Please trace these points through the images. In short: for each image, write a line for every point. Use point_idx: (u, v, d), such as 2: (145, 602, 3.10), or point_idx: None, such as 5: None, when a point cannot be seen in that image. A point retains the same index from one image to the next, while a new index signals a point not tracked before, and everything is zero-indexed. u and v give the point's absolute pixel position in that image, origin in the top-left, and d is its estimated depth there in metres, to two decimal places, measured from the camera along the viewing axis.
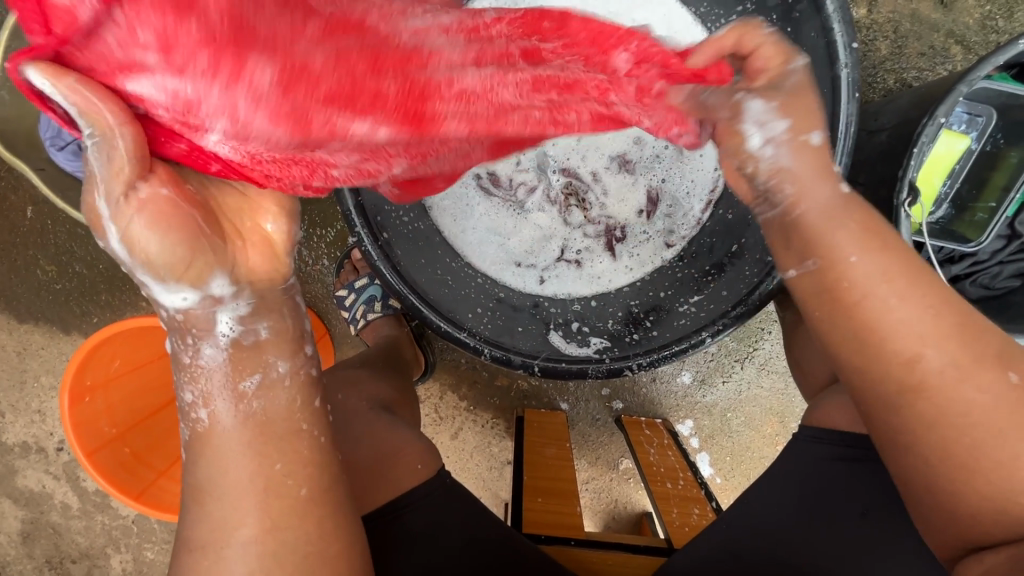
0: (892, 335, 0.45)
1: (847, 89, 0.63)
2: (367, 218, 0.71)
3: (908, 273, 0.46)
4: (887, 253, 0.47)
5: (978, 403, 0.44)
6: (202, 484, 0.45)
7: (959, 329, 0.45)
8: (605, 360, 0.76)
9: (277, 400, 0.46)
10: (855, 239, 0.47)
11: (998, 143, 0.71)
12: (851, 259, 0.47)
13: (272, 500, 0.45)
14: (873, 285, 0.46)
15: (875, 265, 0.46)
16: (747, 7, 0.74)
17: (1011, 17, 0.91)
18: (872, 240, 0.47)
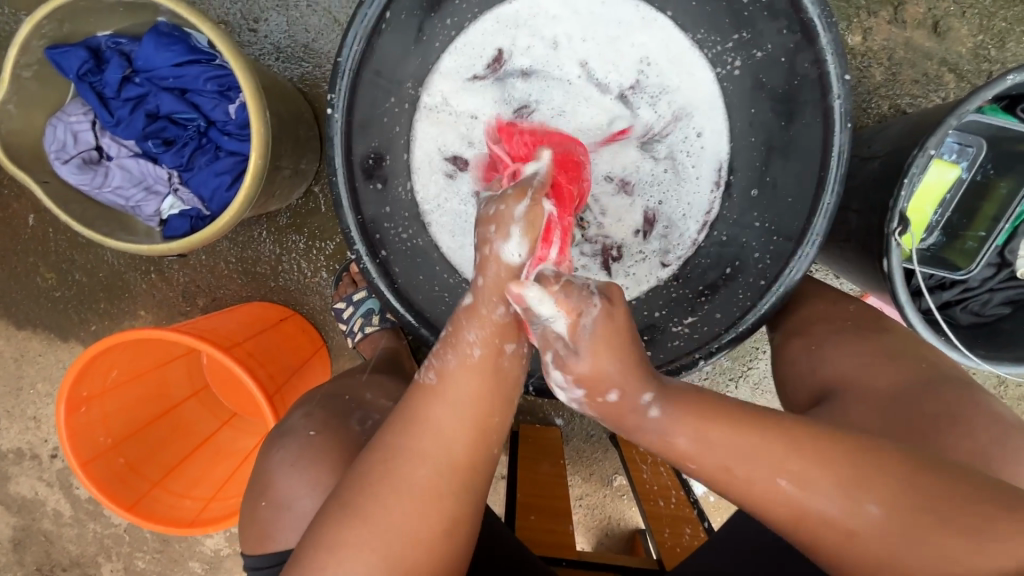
0: (750, 485, 0.50)
1: (840, 119, 0.64)
2: (366, 235, 0.72)
3: (735, 433, 0.51)
4: (693, 421, 0.52)
5: (859, 528, 0.47)
6: (419, 414, 0.54)
7: (802, 456, 0.49)
8: None
9: (507, 368, 0.56)
10: (673, 419, 0.53)
11: (987, 173, 0.72)
12: (674, 440, 0.52)
13: (467, 453, 0.53)
14: (708, 456, 0.51)
15: (698, 437, 0.52)
16: (743, 35, 0.74)
17: (1003, 47, 0.92)
18: (683, 409, 0.53)
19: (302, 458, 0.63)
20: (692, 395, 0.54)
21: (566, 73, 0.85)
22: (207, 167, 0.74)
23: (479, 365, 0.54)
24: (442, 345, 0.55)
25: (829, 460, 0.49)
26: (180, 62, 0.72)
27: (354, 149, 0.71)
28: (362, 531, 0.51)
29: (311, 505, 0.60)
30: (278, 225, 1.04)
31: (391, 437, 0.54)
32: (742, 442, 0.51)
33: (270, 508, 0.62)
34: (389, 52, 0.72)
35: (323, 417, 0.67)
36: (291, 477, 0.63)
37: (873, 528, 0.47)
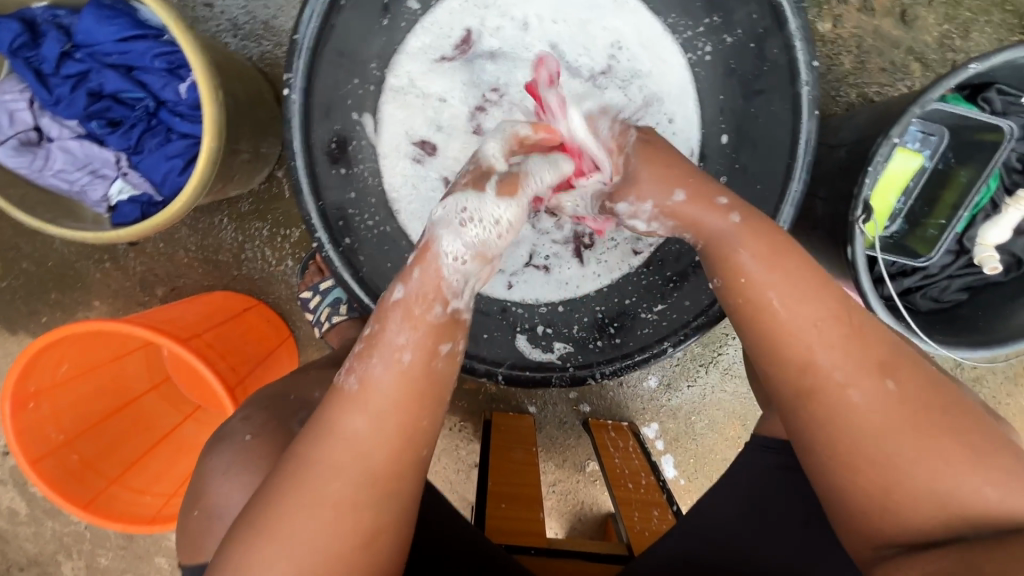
0: (785, 341, 0.53)
1: (807, 106, 0.64)
2: (328, 223, 0.69)
3: (796, 281, 0.53)
4: (763, 247, 0.56)
5: (858, 400, 0.51)
6: (332, 411, 0.50)
7: (847, 339, 0.52)
8: (568, 368, 0.76)
9: (403, 381, 0.50)
10: (750, 245, 0.56)
11: (949, 162, 0.73)
12: (741, 262, 0.56)
13: (384, 466, 0.49)
14: (764, 293, 0.54)
15: (758, 252, 0.55)
16: (714, 20, 0.73)
17: (967, 36, 0.94)
18: (761, 244, 0.56)
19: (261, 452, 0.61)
20: (764, 236, 0.56)
21: (537, 56, 0.83)
22: (157, 150, 0.70)
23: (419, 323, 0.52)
24: (365, 344, 0.52)
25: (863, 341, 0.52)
26: (124, 37, 0.67)
27: (314, 132, 0.68)
28: (264, 548, 0.46)
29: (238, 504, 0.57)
30: (239, 211, 1.00)
31: (303, 443, 0.49)
32: (802, 288, 0.53)
33: (203, 518, 0.58)
34: (353, 30, 0.69)
35: (262, 418, 0.62)
36: (223, 484, 0.59)
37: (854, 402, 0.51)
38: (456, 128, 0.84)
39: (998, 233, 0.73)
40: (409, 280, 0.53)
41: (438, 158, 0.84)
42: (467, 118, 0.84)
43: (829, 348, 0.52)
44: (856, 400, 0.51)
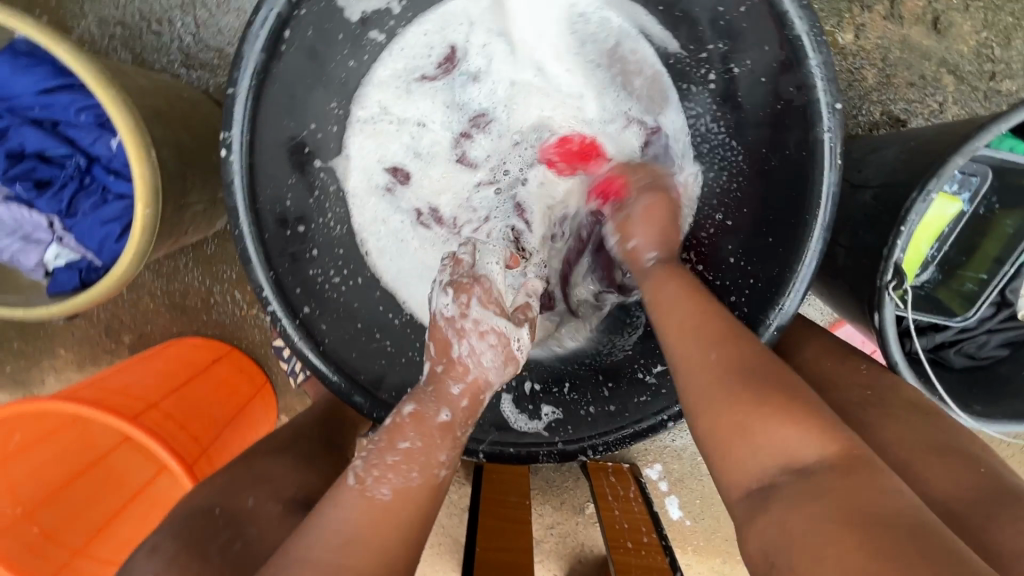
0: (749, 429, 0.48)
1: (829, 154, 0.55)
2: (284, 293, 0.62)
3: (744, 363, 0.51)
4: (717, 337, 0.54)
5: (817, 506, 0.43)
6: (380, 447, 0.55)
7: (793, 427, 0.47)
8: (557, 442, 0.68)
9: (416, 497, 0.53)
10: (701, 341, 0.54)
11: (992, 207, 0.64)
12: (710, 358, 0.53)
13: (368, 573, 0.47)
14: (707, 354, 0.53)
15: (709, 336, 0.54)
16: (718, 47, 0.64)
17: (1008, 45, 0.83)
18: (712, 338, 0.54)
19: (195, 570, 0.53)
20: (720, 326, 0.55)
21: (523, 76, 0.76)
22: (92, 213, 0.63)
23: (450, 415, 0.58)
24: (403, 457, 0.54)
25: (807, 413, 0.47)
26: (45, 89, 0.59)
27: (261, 193, 0.60)
28: None
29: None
30: (205, 254, 0.93)
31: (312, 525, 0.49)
32: (757, 370, 0.51)
33: None
34: (303, 73, 0.60)
35: (175, 547, 0.53)
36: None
37: (778, 467, 0.46)
38: (436, 155, 0.77)
39: None
40: (454, 404, 0.59)
41: (412, 187, 0.77)
42: (450, 147, 0.77)
43: (785, 450, 0.46)
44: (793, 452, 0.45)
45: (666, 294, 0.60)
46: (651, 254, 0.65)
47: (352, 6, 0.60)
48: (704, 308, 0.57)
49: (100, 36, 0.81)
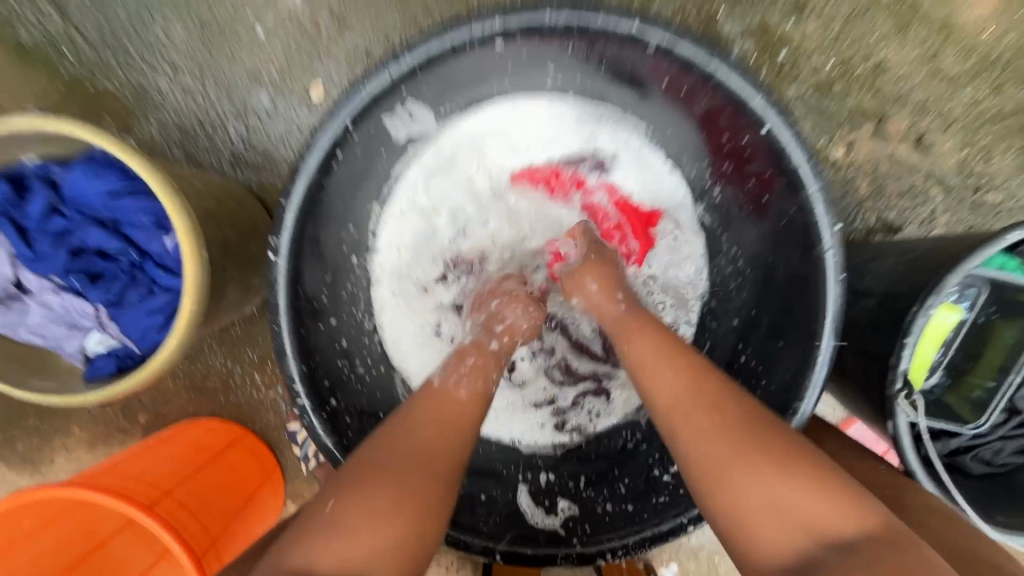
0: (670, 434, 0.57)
1: (832, 271, 0.58)
2: (313, 386, 0.63)
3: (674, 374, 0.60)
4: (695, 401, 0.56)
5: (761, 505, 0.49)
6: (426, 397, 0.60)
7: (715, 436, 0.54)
8: (575, 544, 0.67)
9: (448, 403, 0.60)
10: (684, 406, 0.56)
11: (990, 317, 0.66)
12: (633, 355, 0.64)
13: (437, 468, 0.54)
14: (635, 349, 0.63)
15: (690, 402, 0.56)
16: (725, 167, 0.69)
17: (988, 161, 0.90)
18: (693, 403, 0.56)
19: None
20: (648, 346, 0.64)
21: (547, 177, 0.79)
22: (139, 305, 0.67)
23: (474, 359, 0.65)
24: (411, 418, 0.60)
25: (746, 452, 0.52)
26: (114, 194, 0.65)
27: (301, 291, 0.63)
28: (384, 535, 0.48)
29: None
30: (230, 336, 0.96)
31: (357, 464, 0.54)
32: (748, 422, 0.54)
33: None
34: (346, 186, 0.66)
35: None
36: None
37: (760, 537, 0.48)
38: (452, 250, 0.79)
39: None
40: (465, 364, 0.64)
41: (427, 278, 0.79)
42: (449, 260, 0.78)
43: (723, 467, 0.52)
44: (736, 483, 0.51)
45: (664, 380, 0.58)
46: (618, 296, 0.68)
47: (396, 128, 0.67)
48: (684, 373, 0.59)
49: (158, 139, 0.89)
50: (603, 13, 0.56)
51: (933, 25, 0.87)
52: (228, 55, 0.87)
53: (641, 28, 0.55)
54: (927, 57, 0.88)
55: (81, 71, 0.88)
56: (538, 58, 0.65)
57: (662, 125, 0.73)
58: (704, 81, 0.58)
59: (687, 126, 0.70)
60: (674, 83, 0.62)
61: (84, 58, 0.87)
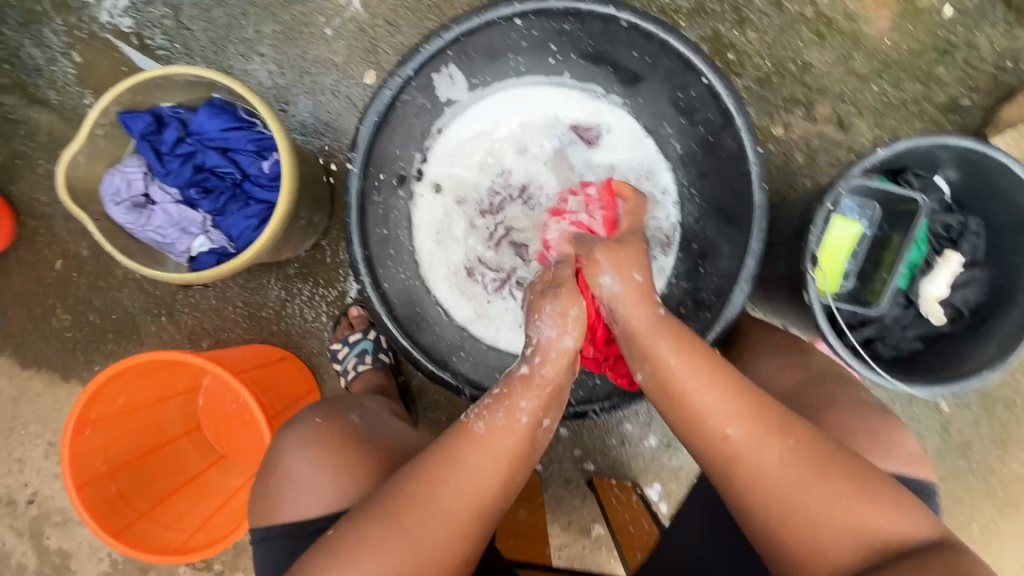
0: (698, 412, 0.65)
1: (758, 182, 0.80)
2: (371, 269, 0.83)
3: (715, 379, 0.65)
4: (755, 423, 0.63)
5: (773, 461, 0.61)
6: (463, 451, 0.66)
7: (749, 406, 0.64)
8: (571, 403, 0.85)
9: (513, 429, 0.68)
10: (744, 418, 0.63)
11: (884, 229, 0.88)
12: (669, 362, 0.67)
13: (460, 492, 0.64)
14: (681, 377, 0.66)
15: (718, 402, 0.64)
16: (683, 122, 0.92)
17: (896, 139, 1.14)
18: (758, 420, 0.63)
19: (309, 438, 0.74)
20: (692, 348, 0.68)
21: (550, 140, 1.02)
22: (238, 212, 0.88)
23: (520, 431, 0.68)
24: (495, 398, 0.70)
25: (751, 407, 0.64)
26: (227, 127, 0.88)
27: (366, 199, 0.84)
28: (391, 539, 0.62)
29: (314, 478, 0.71)
30: (286, 273, 1.15)
31: (399, 500, 0.64)
32: (812, 452, 0.61)
33: (277, 482, 0.73)
34: (401, 126, 0.89)
35: (328, 407, 0.79)
36: (296, 455, 0.73)
37: (748, 472, 0.62)
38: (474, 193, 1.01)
39: (937, 288, 0.86)
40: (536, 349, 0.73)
41: (455, 215, 1.01)
42: (473, 201, 1.01)
43: (736, 423, 0.63)
44: (736, 423, 0.63)
45: (703, 399, 0.65)
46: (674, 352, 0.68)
47: (440, 88, 0.90)
48: (722, 376, 0.65)
49: None
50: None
51: (845, 36, 1.14)
52: (302, 49, 1.12)
53: (616, 10, 0.80)
54: (842, 60, 1.14)
55: (187, 57, 1.13)
56: (544, 38, 0.89)
57: (635, 94, 0.97)
58: (661, 48, 0.82)
59: (655, 95, 0.93)
60: (642, 54, 0.86)
61: (191, 48, 1.13)
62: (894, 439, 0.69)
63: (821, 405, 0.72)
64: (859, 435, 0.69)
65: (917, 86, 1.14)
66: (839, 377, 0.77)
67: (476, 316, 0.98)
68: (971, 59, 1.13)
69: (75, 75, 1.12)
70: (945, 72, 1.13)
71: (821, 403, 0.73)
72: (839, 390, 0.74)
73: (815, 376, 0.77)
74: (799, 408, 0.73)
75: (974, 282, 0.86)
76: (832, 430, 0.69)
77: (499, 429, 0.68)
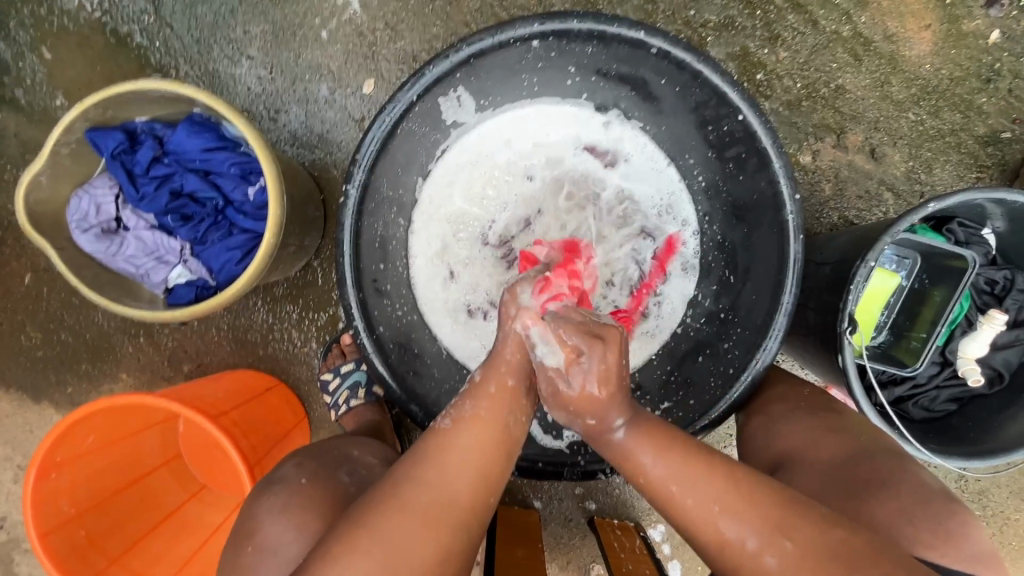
0: (686, 517, 0.60)
1: (793, 232, 0.73)
2: (365, 312, 0.76)
3: (691, 476, 0.61)
4: (755, 521, 0.57)
5: (775, 565, 0.55)
6: (430, 451, 0.62)
7: (737, 497, 0.58)
8: (580, 462, 0.79)
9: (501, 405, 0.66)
10: (733, 519, 0.57)
11: (923, 282, 0.81)
12: (646, 465, 0.63)
13: (428, 504, 0.58)
14: (665, 487, 0.62)
15: (707, 500, 0.59)
16: (710, 156, 0.85)
17: (930, 172, 1.06)
18: (744, 513, 0.57)
19: (290, 500, 0.66)
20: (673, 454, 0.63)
21: (562, 164, 0.94)
22: (219, 243, 0.81)
23: (486, 422, 0.65)
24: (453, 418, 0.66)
25: (742, 494, 0.58)
26: (208, 147, 0.79)
27: (362, 235, 0.77)
28: (357, 558, 0.53)
29: (294, 551, 0.62)
30: (274, 295, 1.07)
31: (371, 497, 0.58)
32: (817, 545, 0.54)
33: (254, 555, 0.64)
34: (402, 152, 0.80)
35: (313, 466, 0.71)
36: (277, 524, 0.65)
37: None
38: (478, 220, 0.93)
39: (975, 348, 0.80)
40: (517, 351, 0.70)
41: (457, 244, 0.93)
42: (476, 229, 0.93)
43: (727, 517, 0.58)
44: (728, 524, 0.57)
45: (648, 470, 0.63)
46: (618, 422, 0.66)
47: (446, 110, 0.82)
48: (709, 474, 0.60)
49: None
50: (618, 23, 0.71)
51: (883, 59, 1.06)
52: (295, 53, 1.03)
53: (646, 36, 0.72)
54: (877, 85, 1.06)
55: (168, 58, 1.03)
56: (563, 59, 0.81)
57: (657, 121, 0.89)
58: (693, 78, 0.74)
59: (680, 125, 0.86)
60: (671, 83, 0.79)
61: (172, 48, 1.03)
62: (964, 532, 0.62)
63: (874, 482, 0.65)
64: (921, 517, 0.62)
65: (957, 116, 1.06)
66: (893, 450, 0.70)
67: (478, 356, 0.91)
68: (1015, 89, 1.05)
69: (44, 74, 1.03)
70: (987, 102, 1.06)
71: (876, 480, 0.65)
72: (898, 466, 0.67)
73: (867, 448, 0.70)
74: (852, 482, 0.66)
75: (1017, 343, 0.80)
76: (890, 513, 0.62)
77: (468, 421, 0.65)
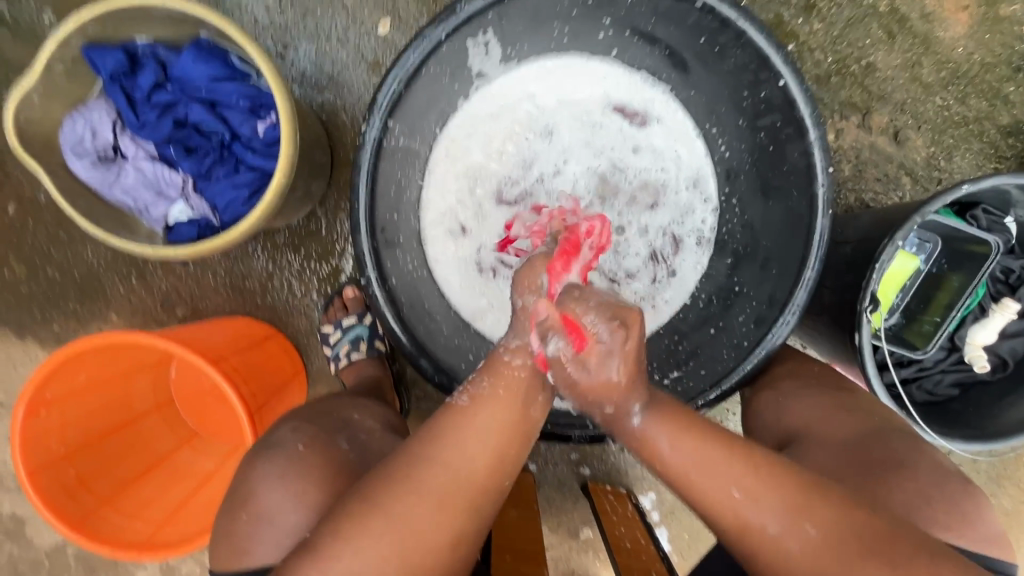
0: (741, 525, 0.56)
1: (823, 206, 0.71)
2: (378, 262, 0.73)
3: (705, 450, 0.59)
4: (785, 510, 0.55)
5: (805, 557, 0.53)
6: (448, 428, 0.59)
7: (776, 499, 0.56)
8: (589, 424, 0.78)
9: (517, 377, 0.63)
10: (774, 513, 0.55)
11: (942, 267, 0.81)
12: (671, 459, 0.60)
13: (442, 480, 0.56)
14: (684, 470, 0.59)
15: (723, 486, 0.57)
16: (740, 123, 0.82)
17: (950, 159, 1.05)
18: (762, 498, 0.56)
19: (287, 469, 0.64)
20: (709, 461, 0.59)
21: (584, 125, 0.91)
22: (225, 179, 0.77)
23: (508, 399, 0.61)
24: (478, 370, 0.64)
25: (772, 492, 0.56)
26: (215, 76, 0.75)
27: (379, 182, 0.73)
28: (361, 539, 0.53)
29: (294, 521, 0.61)
30: (275, 242, 1.03)
31: (383, 472, 0.57)
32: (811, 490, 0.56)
33: (246, 523, 0.63)
34: (424, 95, 0.76)
35: (306, 432, 0.69)
36: (272, 492, 0.63)
37: None
38: (495, 175, 0.90)
39: (985, 336, 0.80)
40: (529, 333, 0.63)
41: (472, 199, 0.90)
42: (493, 185, 0.90)
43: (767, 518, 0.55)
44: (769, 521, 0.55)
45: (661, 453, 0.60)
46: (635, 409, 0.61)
47: (472, 54, 0.78)
48: (732, 458, 0.58)
49: None
50: None
51: (916, 38, 1.03)
52: None
53: None
54: (908, 65, 1.04)
55: None
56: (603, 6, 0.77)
57: (687, 85, 0.86)
58: (736, 37, 0.71)
59: (711, 90, 0.83)
60: (711, 42, 0.75)
61: None
62: (967, 513, 0.64)
63: (888, 462, 0.65)
64: (927, 499, 0.62)
65: (983, 104, 1.04)
66: (905, 431, 0.71)
67: (487, 317, 0.88)
68: None
69: None
70: (1015, 91, 1.04)
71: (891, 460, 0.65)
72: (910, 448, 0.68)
73: (878, 428, 0.70)
74: (866, 461, 0.66)
75: None
76: (900, 490, 0.63)
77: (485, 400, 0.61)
